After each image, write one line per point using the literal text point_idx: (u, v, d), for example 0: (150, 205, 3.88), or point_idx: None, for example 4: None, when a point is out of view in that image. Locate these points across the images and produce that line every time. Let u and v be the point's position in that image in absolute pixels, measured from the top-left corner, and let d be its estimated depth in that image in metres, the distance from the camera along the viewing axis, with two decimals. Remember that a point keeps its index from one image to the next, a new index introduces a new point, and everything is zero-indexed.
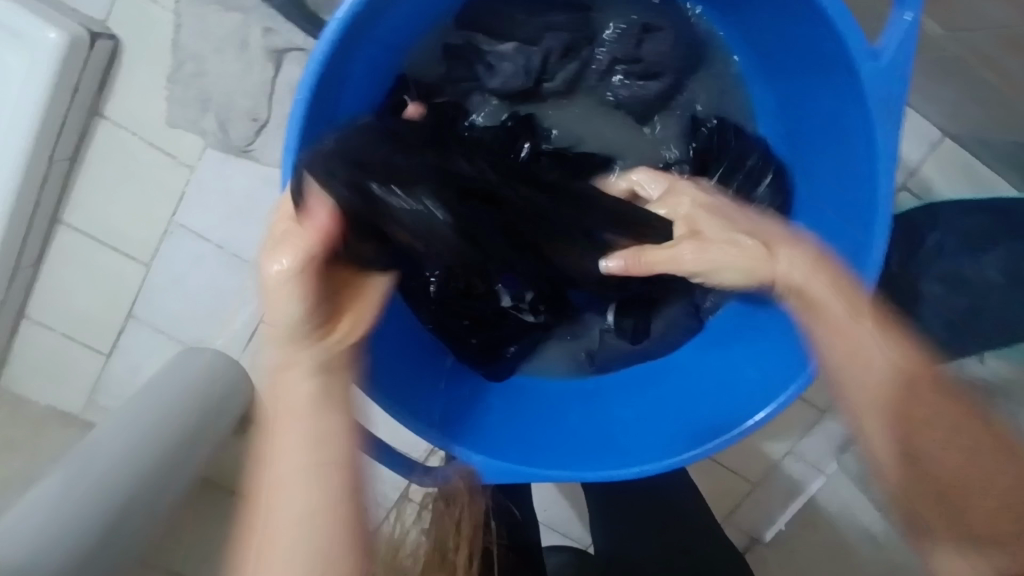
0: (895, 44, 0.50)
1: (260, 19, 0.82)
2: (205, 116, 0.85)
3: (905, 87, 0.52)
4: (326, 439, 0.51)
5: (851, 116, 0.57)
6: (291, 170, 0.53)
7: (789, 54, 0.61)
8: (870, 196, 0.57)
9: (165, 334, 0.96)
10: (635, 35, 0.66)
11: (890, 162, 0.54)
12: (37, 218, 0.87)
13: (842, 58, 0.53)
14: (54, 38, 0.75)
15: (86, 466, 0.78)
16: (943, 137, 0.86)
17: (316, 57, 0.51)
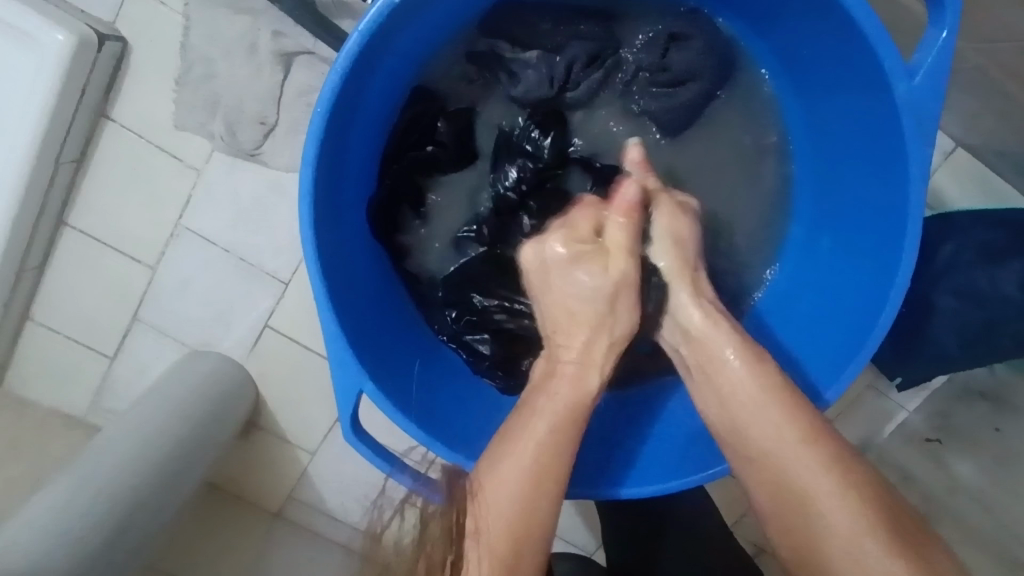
0: (930, 61, 0.50)
1: (270, 23, 0.81)
2: (213, 119, 0.84)
3: (939, 104, 0.51)
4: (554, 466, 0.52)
5: (883, 131, 0.56)
6: (308, 183, 0.51)
7: (820, 68, 0.60)
8: (901, 215, 0.56)
9: (170, 337, 0.96)
10: (662, 44, 0.64)
11: (922, 180, 0.53)
12: (42, 219, 0.86)
13: (875, 71, 0.52)
14: (62, 39, 0.74)
15: (91, 469, 0.77)
16: (956, 147, 0.86)
17: (339, 68, 0.49)
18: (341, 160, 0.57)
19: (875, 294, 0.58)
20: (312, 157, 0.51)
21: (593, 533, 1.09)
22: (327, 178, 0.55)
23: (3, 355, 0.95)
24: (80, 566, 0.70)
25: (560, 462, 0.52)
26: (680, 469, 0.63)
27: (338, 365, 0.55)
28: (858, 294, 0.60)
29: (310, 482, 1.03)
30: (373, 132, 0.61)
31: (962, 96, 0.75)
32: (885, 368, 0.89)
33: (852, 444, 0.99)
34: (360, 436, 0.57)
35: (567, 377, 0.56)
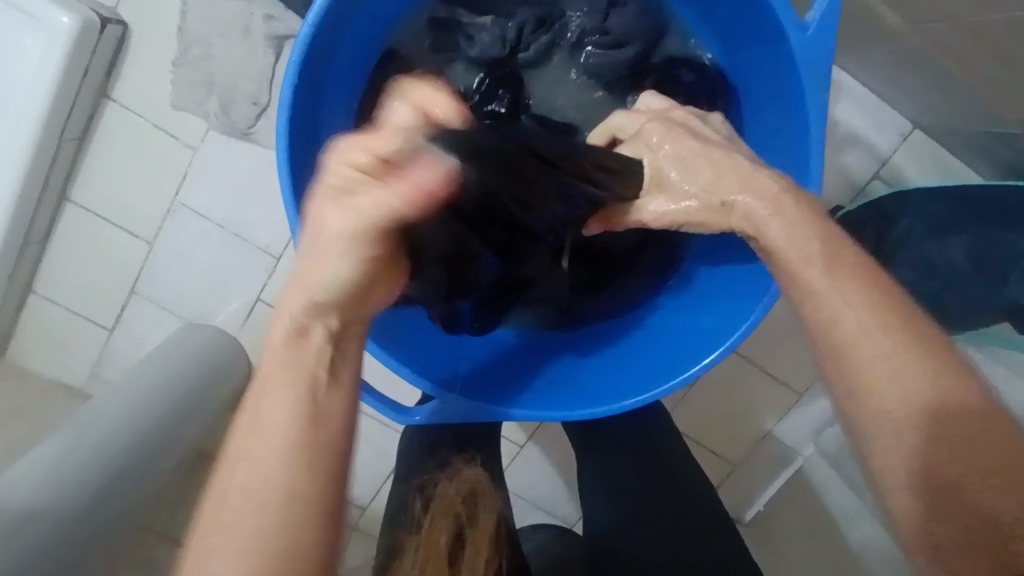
0: (820, 19, 0.54)
1: (262, 8, 0.86)
2: (209, 99, 0.89)
3: (830, 56, 0.56)
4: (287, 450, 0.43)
5: (785, 85, 0.60)
6: (284, 126, 0.55)
7: (734, 30, 0.64)
8: (802, 158, 0.60)
9: (167, 310, 1.00)
10: (602, 10, 0.69)
11: (819, 121, 0.57)
12: (46, 193, 0.91)
13: (776, 30, 0.57)
14: (67, 21, 0.79)
15: (87, 426, 0.82)
16: (913, 129, 0.91)
17: (309, 23, 0.54)
18: (318, 115, 0.62)
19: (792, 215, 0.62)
20: (287, 103, 0.55)
21: (574, 505, 1.13)
22: (306, 125, 0.60)
23: (7, 326, 1.00)
24: (72, 512, 0.74)
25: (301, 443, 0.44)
26: (660, 375, 0.64)
27: None
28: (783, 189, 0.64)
29: None
30: (351, 91, 0.66)
31: (913, 80, 0.80)
32: None
33: (821, 417, 1.06)
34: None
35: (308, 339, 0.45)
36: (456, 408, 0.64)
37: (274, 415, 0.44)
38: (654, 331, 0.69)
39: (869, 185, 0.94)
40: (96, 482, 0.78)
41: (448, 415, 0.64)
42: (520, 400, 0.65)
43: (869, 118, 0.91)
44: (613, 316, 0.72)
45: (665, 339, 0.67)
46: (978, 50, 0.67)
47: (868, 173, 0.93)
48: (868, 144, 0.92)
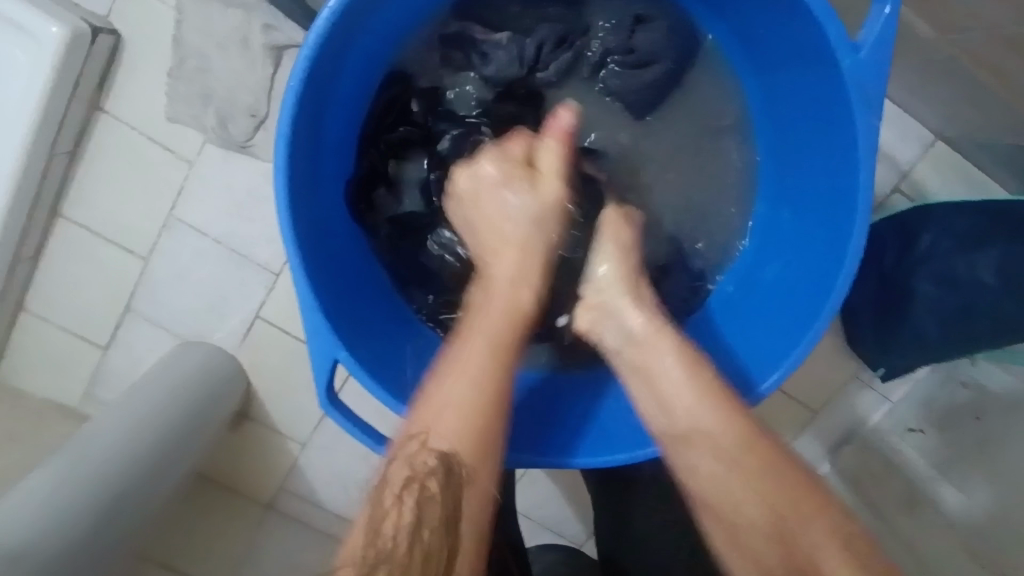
0: (874, 38, 0.51)
1: (262, 17, 0.83)
2: (206, 111, 0.85)
3: (885, 81, 0.52)
4: (490, 374, 0.53)
5: (834, 110, 0.57)
6: (284, 156, 0.52)
7: (777, 48, 0.60)
8: (852, 190, 0.56)
9: (163, 328, 0.97)
10: (628, 27, 0.66)
11: (870, 154, 0.54)
12: (37, 209, 0.88)
13: (823, 49, 0.53)
14: (57, 31, 0.76)
15: (83, 453, 0.79)
16: (937, 139, 0.88)
17: (310, 45, 0.51)
18: (316, 140, 0.59)
19: (829, 263, 0.59)
20: (286, 132, 0.52)
21: (582, 525, 1.09)
22: (305, 152, 0.56)
23: None
24: (71, 546, 0.71)
25: (491, 374, 0.53)
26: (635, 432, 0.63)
27: (313, 332, 0.56)
28: (821, 240, 0.61)
29: (298, 473, 1.04)
30: (351, 113, 0.64)
31: (939, 92, 0.77)
32: (868, 358, 0.91)
33: (839, 432, 0.99)
34: (335, 405, 0.57)
35: (501, 292, 0.58)
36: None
37: (486, 342, 0.55)
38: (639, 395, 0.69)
39: (890, 199, 0.90)
40: (92, 512, 0.74)
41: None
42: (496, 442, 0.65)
43: (890, 129, 0.88)
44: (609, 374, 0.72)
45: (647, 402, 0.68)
46: (1013, 62, 0.63)
47: (889, 186, 0.90)
48: (889, 156, 0.89)
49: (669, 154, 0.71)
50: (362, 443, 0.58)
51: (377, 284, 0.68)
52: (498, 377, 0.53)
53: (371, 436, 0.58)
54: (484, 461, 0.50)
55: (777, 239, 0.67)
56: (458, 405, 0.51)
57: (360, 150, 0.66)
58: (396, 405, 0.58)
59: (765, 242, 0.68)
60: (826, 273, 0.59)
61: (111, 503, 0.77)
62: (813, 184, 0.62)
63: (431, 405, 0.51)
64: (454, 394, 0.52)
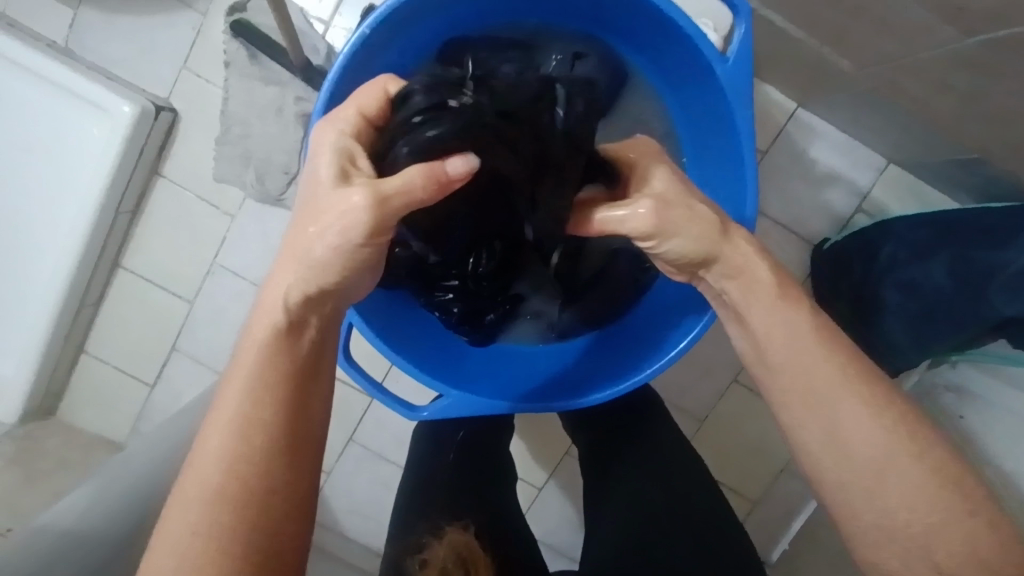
0: (737, 50, 0.61)
1: (294, 90, 0.97)
2: (246, 171, 1.00)
3: (750, 77, 0.63)
4: (250, 425, 0.46)
5: (710, 94, 0.67)
6: None
7: (671, 62, 0.71)
8: (733, 129, 0.65)
9: (203, 364, 1.08)
10: (570, 60, 0.72)
11: (749, 133, 0.64)
12: (102, 259, 1.02)
13: (703, 65, 0.64)
14: (128, 110, 0.92)
15: (112, 481, 0.87)
16: (888, 164, 0.98)
17: (330, 80, 0.62)
18: None
19: (727, 126, 0.66)
20: None
21: None
22: None
23: (61, 383, 1.09)
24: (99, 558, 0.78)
25: (239, 412, 0.47)
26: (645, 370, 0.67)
27: None
28: (701, 86, 0.68)
29: (325, 501, 1.11)
30: None
31: (877, 119, 0.87)
32: None
33: None
34: (351, 362, 0.65)
35: (262, 337, 0.48)
36: (459, 407, 0.65)
37: (235, 393, 0.47)
38: (635, 348, 0.72)
39: (852, 219, 1.01)
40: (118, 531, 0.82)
41: (460, 412, 0.65)
42: (473, 387, 0.68)
43: (845, 157, 0.98)
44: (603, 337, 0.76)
45: (647, 349, 0.71)
46: (923, 86, 0.72)
47: (851, 207, 1.00)
48: (847, 179, 0.99)
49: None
50: (370, 392, 0.65)
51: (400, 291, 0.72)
52: (263, 437, 0.47)
53: (377, 387, 0.65)
54: (274, 516, 0.46)
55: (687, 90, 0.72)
56: (222, 464, 0.46)
57: None
58: (394, 358, 0.64)
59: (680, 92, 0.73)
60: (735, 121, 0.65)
61: (137, 523, 0.84)
62: (689, 72, 0.69)
63: (196, 465, 0.47)
64: (213, 462, 0.46)
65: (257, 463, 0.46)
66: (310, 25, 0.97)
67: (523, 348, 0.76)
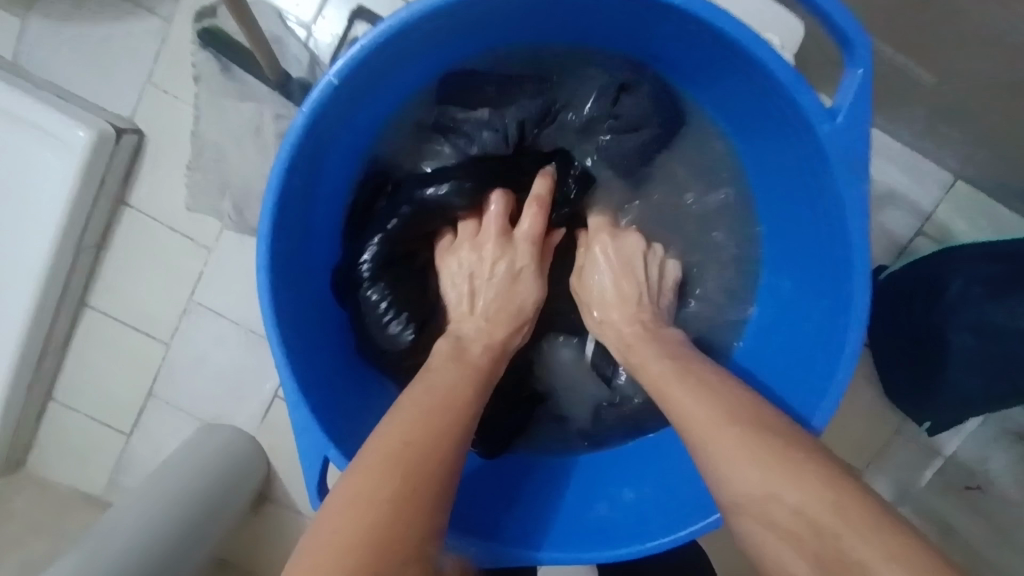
0: (849, 103, 0.50)
1: (274, 107, 0.86)
2: (223, 200, 0.88)
3: (867, 141, 0.52)
4: (376, 481, 0.45)
5: (809, 157, 0.56)
6: (264, 233, 0.54)
7: (757, 115, 0.61)
8: (838, 206, 0.54)
9: (185, 412, 0.97)
10: (613, 92, 0.66)
11: (859, 211, 0.53)
12: (65, 301, 0.91)
13: (802, 118, 0.54)
14: (83, 134, 0.80)
15: (97, 549, 0.75)
16: (956, 180, 0.85)
17: (297, 125, 0.53)
18: (302, 217, 0.60)
19: (828, 205, 0.56)
20: (268, 211, 0.53)
21: None
22: (288, 232, 0.58)
23: (28, 436, 0.99)
24: None
25: (370, 472, 0.46)
26: (675, 520, 0.59)
27: (303, 429, 0.55)
28: (799, 175, 0.60)
29: None
30: (336, 198, 0.66)
31: (948, 134, 0.74)
32: (912, 414, 0.87)
33: None
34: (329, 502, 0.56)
35: (410, 417, 0.50)
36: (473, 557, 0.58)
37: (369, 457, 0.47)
38: (663, 480, 0.65)
39: (913, 242, 0.87)
40: None
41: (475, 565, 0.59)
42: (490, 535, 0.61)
43: (905, 174, 0.86)
44: (626, 460, 0.69)
45: (678, 484, 0.64)
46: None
47: (911, 230, 0.87)
48: (907, 199, 0.86)
49: (668, 222, 0.74)
50: None
51: (362, 371, 0.68)
52: (392, 493, 0.45)
53: None
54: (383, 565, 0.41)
55: (776, 170, 0.64)
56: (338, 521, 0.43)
57: (344, 237, 0.68)
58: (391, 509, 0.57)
59: (763, 164, 0.66)
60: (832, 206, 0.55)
61: None
62: (778, 124, 0.59)
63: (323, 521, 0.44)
64: (338, 514, 0.44)
65: (380, 517, 0.43)
66: (290, 31, 0.84)
67: (545, 471, 0.70)
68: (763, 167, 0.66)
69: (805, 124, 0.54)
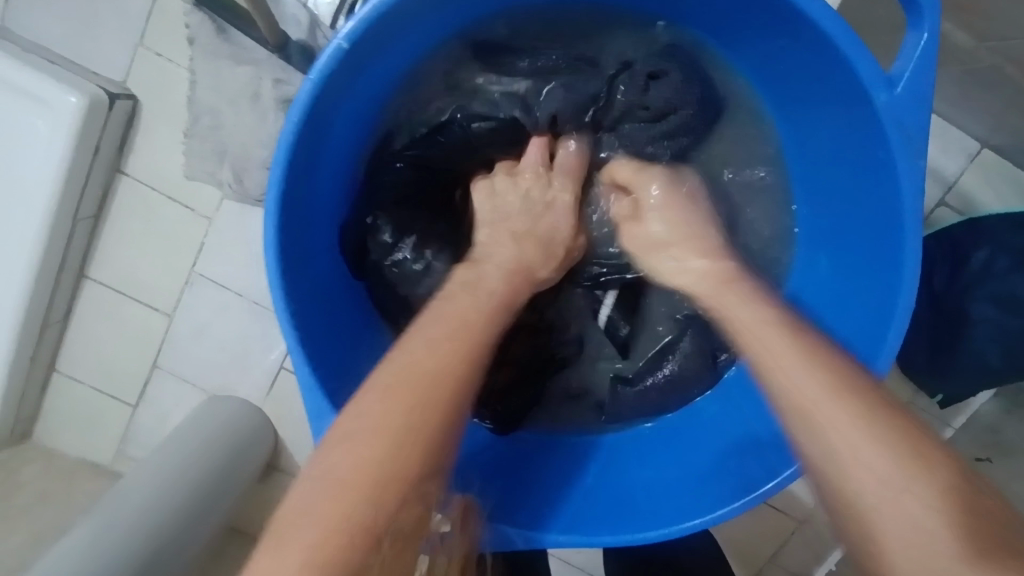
0: (911, 68, 0.49)
1: (272, 70, 0.82)
2: (222, 167, 0.85)
3: (926, 112, 0.50)
4: (408, 386, 0.45)
5: (861, 125, 0.55)
6: (273, 205, 0.51)
7: (803, 83, 0.59)
8: (892, 176, 0.53)
9: (190, 383, 0.96)
10: (642, 79, 0.65)
11: (915, 191, 0.51)
12: (64, 272, 0.90)
13: (856, 85, 0.52)
14: (74, 100, 0.77)
15: (105, 525, 0.76)
16: (983, 148, 0.82)
17: (307, 92, 0.50)
18: (308, 191, 0.57)
19: (882, 176, 0.54)
20: (276, 182, 0.51)
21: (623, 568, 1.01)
22: (295, 204, 0.55)
23: (32, 407, 0.98)
24: None
25: (408, 374, 0.45)
26: (734, 483, 0.58)
27: (313, 414, 0.53)
28: (843, 135, 0.58)
29: None
30: (343, 169, 0.63)
31: (979, 100, 0.71)
32: (924, 384, 0.84)
33: None
34: None
35: (439, 334, 0.49)
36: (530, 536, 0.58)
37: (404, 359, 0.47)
38: (721, 439, 0.64)
39: (935, 213, 0.85)
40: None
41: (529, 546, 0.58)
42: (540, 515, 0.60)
43: (931, 141, 0.82)
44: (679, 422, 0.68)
45: (736, 443, 0.62)
46: None
47: (933, 200, 0.84)
48: (931, 168, 0.83)
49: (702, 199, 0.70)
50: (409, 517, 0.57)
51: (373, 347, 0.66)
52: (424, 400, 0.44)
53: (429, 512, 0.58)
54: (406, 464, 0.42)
55: (815, 138, 0.63)
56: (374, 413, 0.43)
57: (351, 209, 0.65)
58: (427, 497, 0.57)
59: (803, 135, 0.64)
60: (884, 174, 0.54)
61: None
62: (828, 93, 0.57)
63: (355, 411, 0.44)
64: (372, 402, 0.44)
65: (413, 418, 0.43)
66: None
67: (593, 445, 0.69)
68: (802, 138, 0.64)
69: (860, 93, 0.52)
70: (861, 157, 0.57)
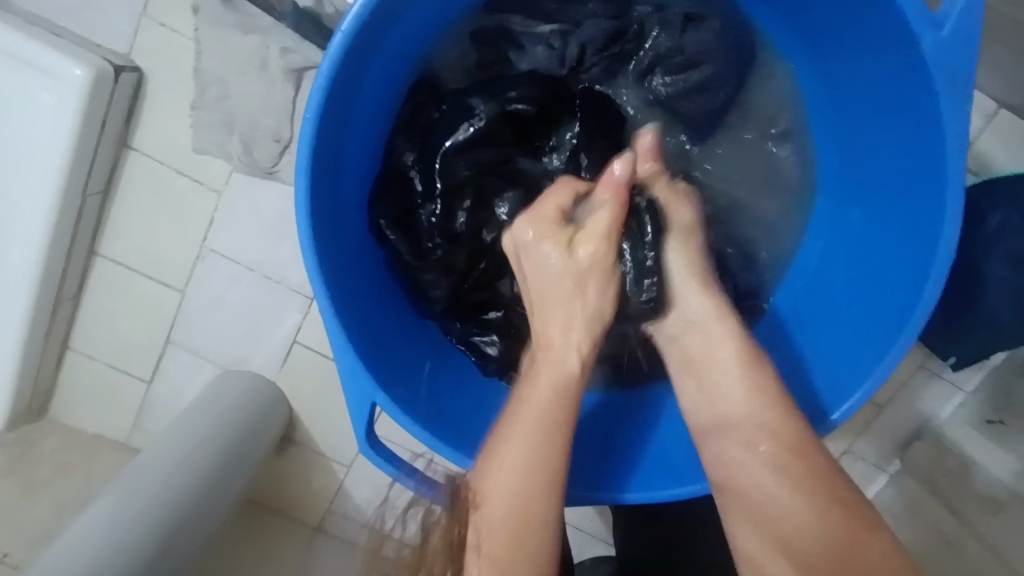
0: (958, 10, 0.48)
1: (280, 38, 0.81)
2: (230, 139, 0.84)
3: (972, 62, 0.49)
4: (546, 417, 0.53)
5: (904, 74, 0.54)
6: (303, 163, 0.51)
7: (840, 34, 0.59)
8: (937, 128, 0.53)
9: (204, 358, 0.97)
10: (677, 25, 0.64)
11: (957, 137, 0.51)
12: (74, 249, 0.89)
13: (900, 30, 0.51)
14: (80, 72, 0.76)
15: (127, 497, 0.76)
16: (999, 108, 0.81)
17: (335, 48, 0.49)
18: (340, 151, 0.57)
19: (924, 129, 0.54)
20: (308, 137, 0.51)
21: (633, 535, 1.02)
22: (328, 166, 0.55)
23: (47, 384, 0.98)
24: None
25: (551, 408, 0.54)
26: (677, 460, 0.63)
27: (349, 374, 0.56)
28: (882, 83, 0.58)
29: (343, 494, 1.02)
30: (374, 127, 0.62)
31: (999, 56, 0.70)
32: (937, 347, 0.85)
33: (902, 433, 0.94)
34: (375, 446, 0.58)
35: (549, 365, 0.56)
36: None
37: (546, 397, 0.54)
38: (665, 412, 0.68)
39: None
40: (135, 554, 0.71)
41: None
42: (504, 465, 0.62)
43: None
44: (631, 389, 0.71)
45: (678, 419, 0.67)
46: None
47: None
48: None
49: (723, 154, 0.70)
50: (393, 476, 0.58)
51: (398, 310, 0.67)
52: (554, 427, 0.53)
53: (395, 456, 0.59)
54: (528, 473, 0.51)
55: (850, 89, 0.62)
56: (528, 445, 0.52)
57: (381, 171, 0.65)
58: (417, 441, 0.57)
59: (839, 88, 0.64)
60: (929, 125, 0.54)
61: (152, 545, 0.74)
62: (868, 41, 0.56)
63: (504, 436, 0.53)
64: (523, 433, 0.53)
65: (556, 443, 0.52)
66: None
67: None
68: (838, 92, 0.64)
69: (907, 38, 0.51)
70: (903, 106, 0.56)
